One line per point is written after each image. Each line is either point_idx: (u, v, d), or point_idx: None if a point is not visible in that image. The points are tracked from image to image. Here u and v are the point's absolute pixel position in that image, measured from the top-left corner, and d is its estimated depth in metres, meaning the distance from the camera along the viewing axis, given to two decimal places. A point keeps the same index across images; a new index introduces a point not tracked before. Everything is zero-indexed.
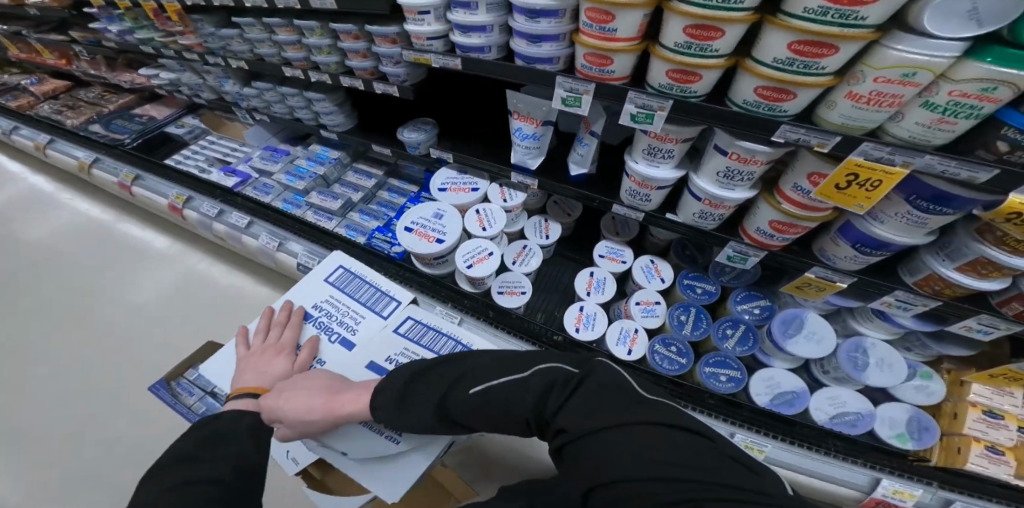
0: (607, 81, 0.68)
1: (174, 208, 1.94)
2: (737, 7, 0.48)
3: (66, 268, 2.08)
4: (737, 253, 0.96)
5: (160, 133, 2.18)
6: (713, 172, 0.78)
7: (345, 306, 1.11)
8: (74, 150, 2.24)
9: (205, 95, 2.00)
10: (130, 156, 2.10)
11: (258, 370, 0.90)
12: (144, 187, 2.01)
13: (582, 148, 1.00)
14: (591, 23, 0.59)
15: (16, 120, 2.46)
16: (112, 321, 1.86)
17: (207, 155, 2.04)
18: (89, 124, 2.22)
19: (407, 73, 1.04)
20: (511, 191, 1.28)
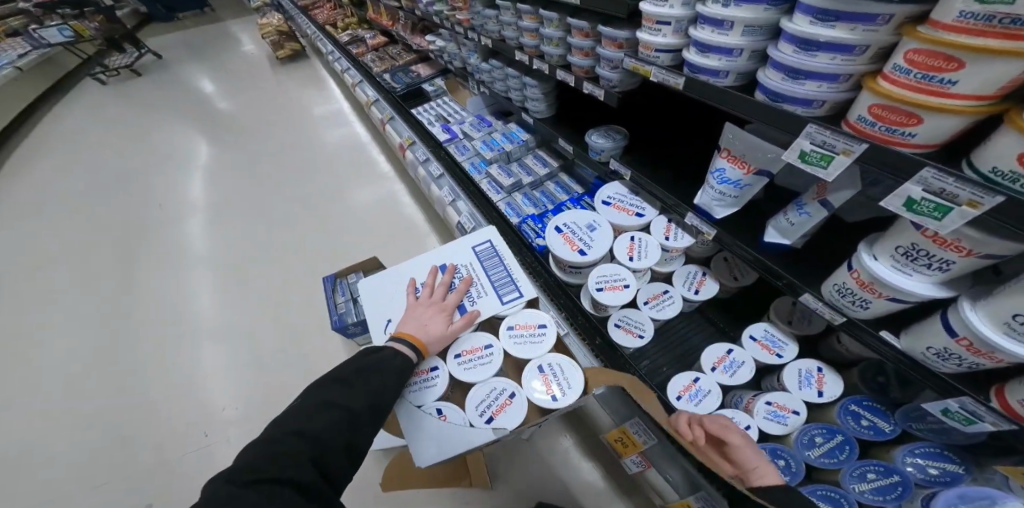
0: (890, 144, 0.50)
1: (400, 147, 2.35)
2: None
3: (311, 165, 2.76)
4: (961, 411, 0.63)
5: (416, 88, 2.69)
6: (1002, 312, 0.49)
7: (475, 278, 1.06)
8: (369, 90, 2.87)
9: (455, 63, 2.33)
10: (394, 100, 2.65)
11: (419, 323, 0.91)
12: (394, 126, 2.48)
13: (798, 217, 0.79)
14: (910, 68, 0.44)
15: (343, 54, 3.34)
16: (318, 212, 2.40)
17: (436, 113, 2.40)
18: (383, 73, 2.84)
19: (619, 79, 0.99)
20: (677, 230, 1.14)
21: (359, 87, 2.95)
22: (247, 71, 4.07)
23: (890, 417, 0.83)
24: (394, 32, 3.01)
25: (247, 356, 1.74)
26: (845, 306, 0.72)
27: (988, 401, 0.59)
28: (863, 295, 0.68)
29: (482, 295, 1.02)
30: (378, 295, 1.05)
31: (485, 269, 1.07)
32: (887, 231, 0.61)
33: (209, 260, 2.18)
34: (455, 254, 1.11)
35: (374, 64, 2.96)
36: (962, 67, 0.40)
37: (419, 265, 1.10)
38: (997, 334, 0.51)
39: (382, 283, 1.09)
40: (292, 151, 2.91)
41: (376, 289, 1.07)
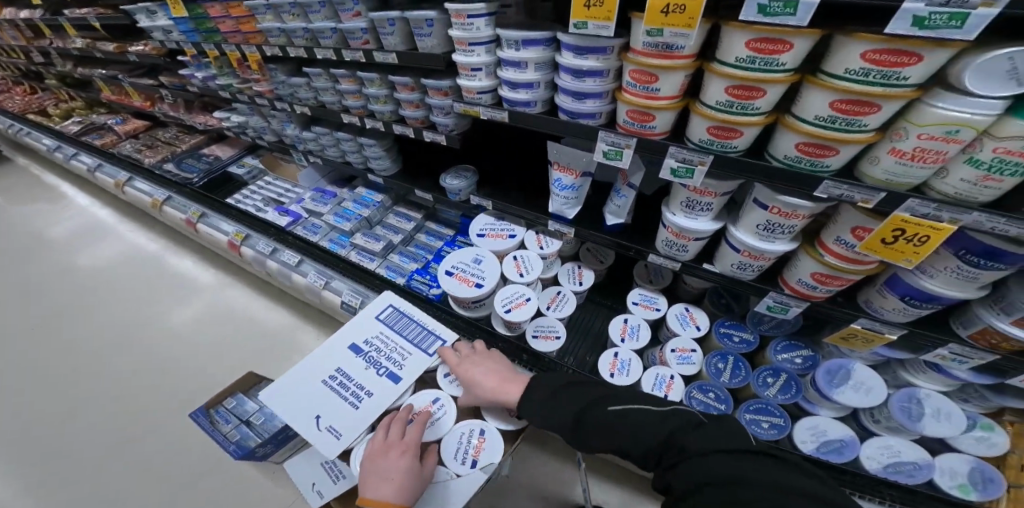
0: (647, 136, 0.70)
1: (232, 245, 2.11)
2: (779, 68, 0.49)
3: (115, 293, 2.24)
4: (777, 303, 0.84)
5: (222, 174, 2.42)
6: (752, 224, 0.71)
7: (394, 343, 1.04)
8: (151, 189, 2.50)
9: (267, 137, 2.17)
10: (196, 195, 2.34)
11: (387, 474, 0.75)
12: (208, 225, 2.21)
13: (619, 199, 1.00)
14: (634, 83, 0.63)
15: (99, 157, 2.75)
16: (154, 345, 1.97)
17: (263, 196, 2.22)
18: (164, 164, 2.48)
19: (455, 123, 1.12)
20: (547, 238, 1.30)
21: (130, 186, 2.52)
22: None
23: (746, 327, 1.08)
24: (157, 113, 2.75)
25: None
26: (676, 254, 0.94)
27: (782, 289, 0.82)
28: (682, 243, 0.89)
29: (407, 355, 1.01)
30: (289, 399, 0.95)
31: (400, 332, 1.06)
32: (671, 193, 0.81)
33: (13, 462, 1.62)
34: (361, 327, 1.06)
35: (142, 153, 2.61)
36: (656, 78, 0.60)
37: (327, 351, 1.02)
38: (756, 240, 0.72)
39: (287, 385, 0.97)
40: (83, 285, 2.31)
41: (283, 396, 0.95)
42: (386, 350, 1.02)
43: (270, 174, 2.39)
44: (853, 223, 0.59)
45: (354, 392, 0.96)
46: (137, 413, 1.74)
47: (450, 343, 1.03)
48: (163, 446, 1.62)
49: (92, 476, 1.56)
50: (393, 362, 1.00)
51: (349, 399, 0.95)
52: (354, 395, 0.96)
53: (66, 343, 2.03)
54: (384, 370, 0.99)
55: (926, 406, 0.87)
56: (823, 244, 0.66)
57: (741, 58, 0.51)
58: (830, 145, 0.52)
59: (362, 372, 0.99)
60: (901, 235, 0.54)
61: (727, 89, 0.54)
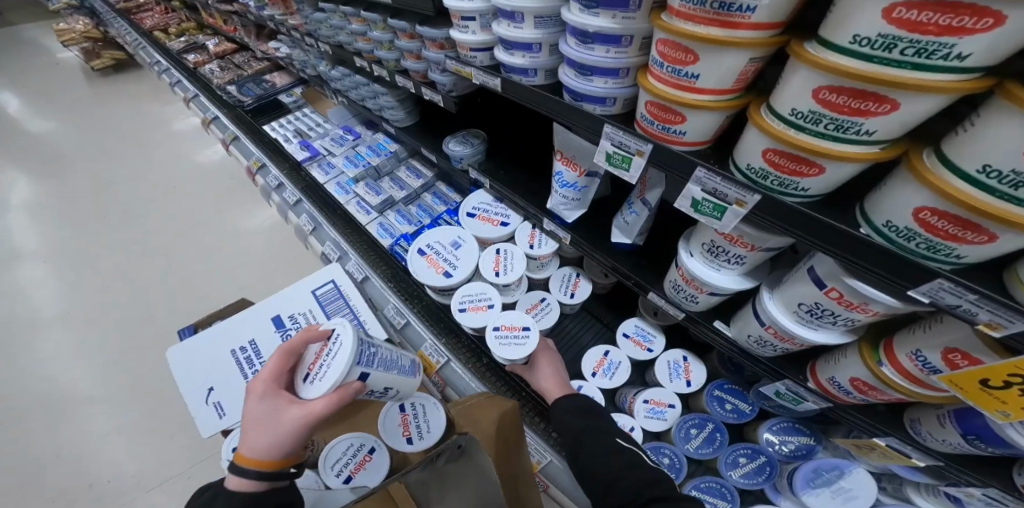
0: (670, 144, 0.48)
1: (252, 172, 2.05)
2: (941, 65, 0.25)
3: (128, 193, 2.25)
4: (789, 393, 0.67)
5: (271, 100, 2.33)
6: (792, 300, 0.50)
7: None
8: (208, 106, 2.46)
9: (308, 71, 2.06)
10: (244, 118, 2.27)
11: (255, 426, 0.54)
12: (239, 148, 2.13)
13: (630, 215, 0.78)
14: (662, 62, 0.40)
15: (185, 73, 2.73)
16: (145, 250, 1.96)
17: (294, 128, 2.10)
18: (226, 85, 2.40)
19: (452, 83, 0.90)
20: (542, 236, 1.11)
21: (195, 101, 2.53)
22: (36, 86, 3.24)
23: (746, 396, 0.89)
24: (237, 37, 2.64)
25: (69, 446, 1.38)
26: (682, 302, 0.73)
27: (805, 380, 0.63)
28: (690, 292, 0.68)
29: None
30: (184, 359, 0.86)
31: (329, 317, 0.95)
32: (696, 228, 0.60)
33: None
34: (290, 301, 0.96)
35: (214, 74, 2.52)
36: (698, 59, 0.37)
37: (242, 319, 0.91)
38: (790, 320, 0.52)
39: (188, 345, 0.88)
40: (105, 180, 2.34)
41: (182, 356, 0.86)
42: None
43: (309, 107, 2.27)
44: (952, 344, 0.38)
45: (256, 372, 0.87)
46: (109, 313, 1.73)
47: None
48: (120, 355, 1.59)
49: (49, 368, 1.57)
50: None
51: (248, 377, 0.86)
52: (255, 375, 0.87)
53: (77, 229, 2.07)
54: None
55: None
56: (892, 352, 0.46)
57: (869, 38, 0.26)
58: (980, 225, 0.28)
59: (273, 351, 0.89)
60: (1018, 386, 0.34)
61: (819, 90, 0.30)
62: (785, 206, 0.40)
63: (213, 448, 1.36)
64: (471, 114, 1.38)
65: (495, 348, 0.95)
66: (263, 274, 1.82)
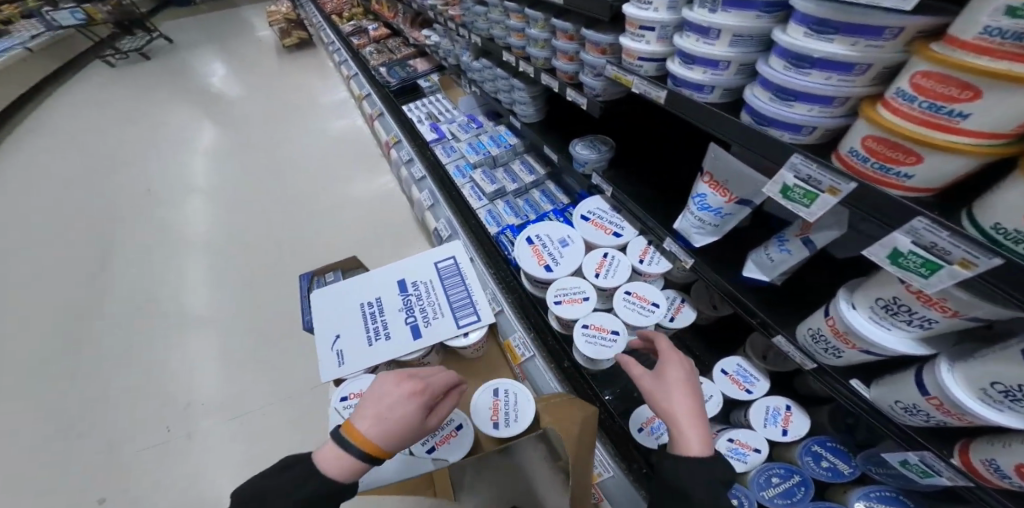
0: (883, 186, 0.43)
1: (387, 145, 2.31)
2: None
3: (287, 150, 2.70)
4: (920, 464, 0.60)
5: (412, 83, 2.60)
6: (981, 378, 0.44)
7: (435, 299, 1.05)
8: (363, 83, 2.79)
9: (450, 60, 2.24)
10: (388, 97, 2.56)
11: (384, 411, 0.63)
12: (383, 124, 2.41)
13: (778, 253, 0.73)
14: (914, 95, 0.36)
15: (351, 54, 3.16)
16: (292, 198, 2.34)
17: (427, 110, 2.30)
18: (378, 66, 2.75)
19: (603, 88, 0.92)
20: (656, 254, 1.11)
21: (353, 79, 2.92)
22: (240, 56, 4.04)
23: (852, 459, 0.80)
24: (394, 24, 2.96)
25: (206, 348, 1.68)
26: (818, 353, 0.68)
27: (949, 456, 0.55)
28: (836, 344, 0.63)
29: (439, 316, 1.02)
30: (325, 304, 1.05)
31: (445, 288, 1.07)
32: (870, 281, 0.55)
33: (173, 244, 2.13)
34: (415, 269, 1.11)
35: (372, 56, 2.89)
36: (978, 96, 0.32)
37: (378, 279, 1.10)
38: (973, 400, 0.46)
39: (332, 291, 1.08)
40: (273, 136, 2.83)
41: (325, 300, 1.06)
42: (425, 302, 1.04)
43: (442, 93, 2.46)
44: None
45: (377, 328, 1.01)
46: (255, 245, 2.09)
47: (481, 324, 1.00)
48: (256, 282, 1.92)
49: (205, 278, 1.95)
50: (423, 316, 1.02)
51: (370, 331, 1.00)
52: (376, 330, 1.01)
53: (249, 174, 2.53)
54: (412, 319, 1.01)
55: None
56: None
57: None
58: None
59: (395, 312, 1.03)
60: None
61: None
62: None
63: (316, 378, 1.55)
64: (612, 119, 1.38)
65: (582, 344, 1.01)
66: (380, 239, 2.05)
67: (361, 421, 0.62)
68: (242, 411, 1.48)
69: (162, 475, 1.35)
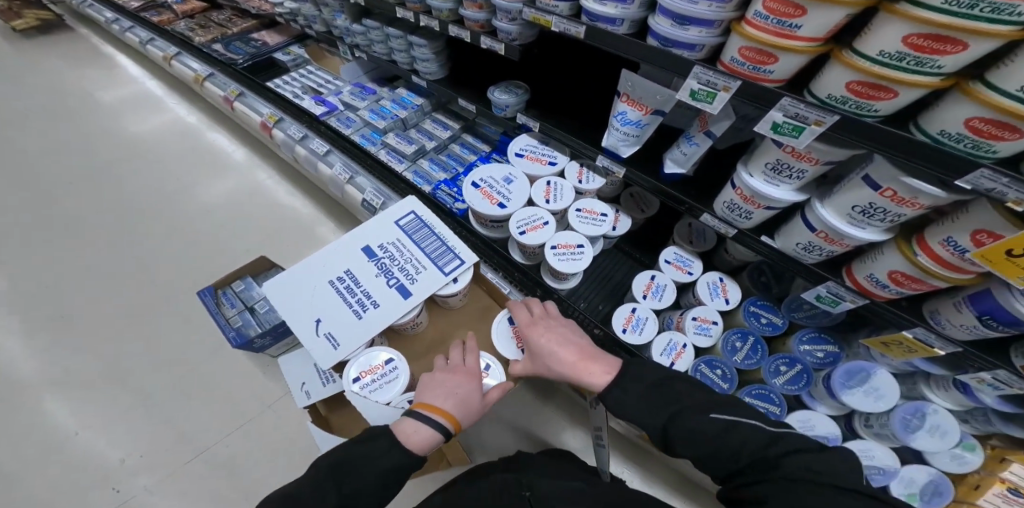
0: (758, 81, 0.58)
1: (264, 126, 2.04)
2: (1003, 18, 0.36)
3: (142, 164, 2.27)
4: (830, 295, 0.89)
5: (266, 58, 2.29)
6: (846, 205, 0.67)
7: (411, 254, 1.11)
8: (194, 64, 2.40)
9: (316, 26, 2.05)
10: (239, 76, 2.23)
11: (448, 391, 0.86)
12: (246, 104, 2.12)
13: (688, 147, 0.92)
14: (768, 15, 0.50)
15: (154, 32, 2.63)
16: (179, 218, 2.05)
17: (302, 84, 2.11)
18: (210, 44, 2.36)
19: (519, 32, 0.97)
20: (590, 173, 1.27)
21: (178, 60, 2.46)
22: None
23: (777, 311, 1.14)
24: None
25: (151, 403, 1.53)
26: (733, 218, 0.91)
27: (844, 281, 0.84)
28: (746, 208, 0.85)
29: (421, 269, 1.08)
30: (293, 293, 1.06)
31: (417, 243, 1.12)
32: (760, 151, 0.75)
33: (38, 309, 1.76)
34: (379, 233, 1.14)
35: (196, 32, 2.46)
36: (806, 13, 0.47)
37: (342, 253, 1.11)
38: (841, 222, 0.69)
39: (298, 278, 1.08)
40: (112, 151, 2.33)
41: (294, 289, 1.06)
42: (401, 260, 1.10)
43: (315, 64, 2.26)
44: (980, 227, 0.56)
45: (360, 300, 1.05)
46: (155, 282, 1.83)
47: (465, 264, 1.08)
48: (177, 321, 1.73)
49: (106, 333, 1.69)
50: (405, 275, 1.07)
51: (354, 305, 1.05)
52: (360, 303, 1.05)
53: (103, 204, 2.11)
54: (395, 281, 1.06)
55: (925, 422, 0.99)
56: (924, 243, 0.66)
57: None
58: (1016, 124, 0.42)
59: (374, 279, 1.07)
60: None
61: (909, 37, 0.42)
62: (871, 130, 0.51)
63: (278, 392, 1.56)
64: (523, 61, 1.43)
65: (555, 263, 1.14)
66: (303, 241, 1.96)
67: (439, 400, 0.84)
68: (206, 445, 1.46)
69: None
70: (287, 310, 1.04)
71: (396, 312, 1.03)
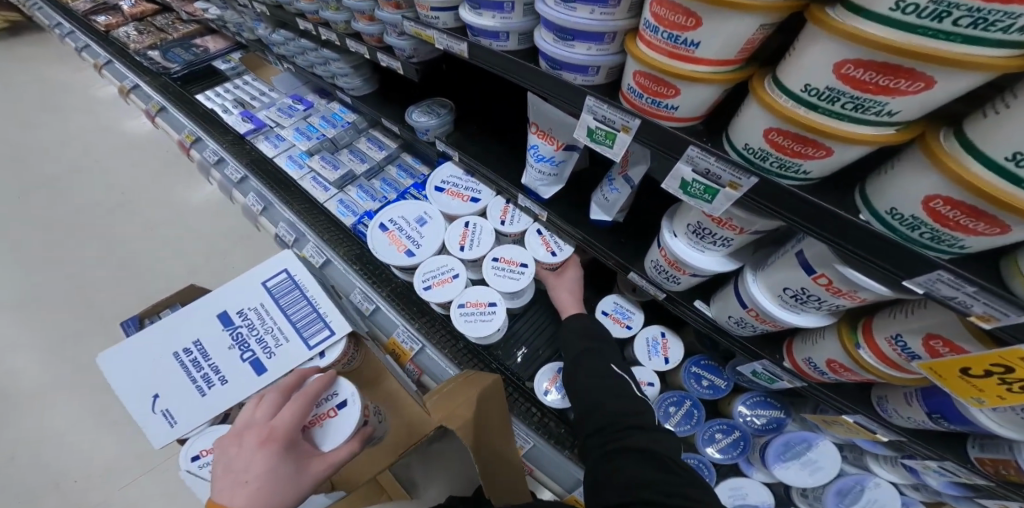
0: (659, 119, 0.44)
1: (184, 146, 1.84)
2: (992, 37, 0.22)
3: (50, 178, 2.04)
4: (767, 371, 0.75)
5: (206, 66, 2.07)
6: (778, 285, 0.53)
7: (273, 322, 0.87)
8: (121, 70, 2.14)
9: (245, 34, 1.88)
10: (170, 86, 1.99)
11: (234, 478, 0.53)
12: (165, 119, 1.90)
13: (611, 193, 0.77)
14: (660, 26, 0.35)
15: (89, 36, 2.33)
16: None
17: (233, 96, 1.88)
18: (146, 50, 2.08)
19: (412, 48, 0.84)
20: (515, 212, 1.10)
21: (107, 68, 2.21)
22: None
23: (721, 371, 0.97)
24: None
25: None
26: (661, 280, 0.76)
27: (782, 360, 0.70)
28: (673, 272, 0.71)
29: (282, 342, 0.86)
30: (124, 362, 0.80)
31: (282, 309, 0.89)
32: (682, 208, 0.61)
33: None
34: (240, 293, 0.90)
35: (131, 38, 2.17)
36: (700, 24, 0.32)
37: (191, 315, 0.85)
38: (773, 303, 0.56)
39: (138, 341, 0.83)
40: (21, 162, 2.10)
41: (120, 361, 0.81)
42: (260, 329, 0.86)
43: (252, 73, 2.05)
44: (933, 330, 0.42)
45: (207, 375, 0.82)
46: None
47: (338, 337, 0.87)
48: None
49: None
50: (263, 347, 0.85)
51: (198, 381, 0.81)
52: (206, 378, 0.82)
53: (36, 225, 2.00)
54: (249, 355, 0.84)
55: (862, 495, 0.84)
56: (870, 337, 0.51)
57: (917, 5, 0.22)
58: (995, 215, 0.27)
59: (223, 351, 0.83)
60: (997, 376, 0.38)
61: (842, 65, 0.27)
62: (804, 204, 0.38)
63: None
64: (454, 78, 1.28)
65: (462, 326, 0.99)
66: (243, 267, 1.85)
67: (221, 493, 0.52)
68: None
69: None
70: (118, 383, 0.79)
71: (247, 393, 0.81)
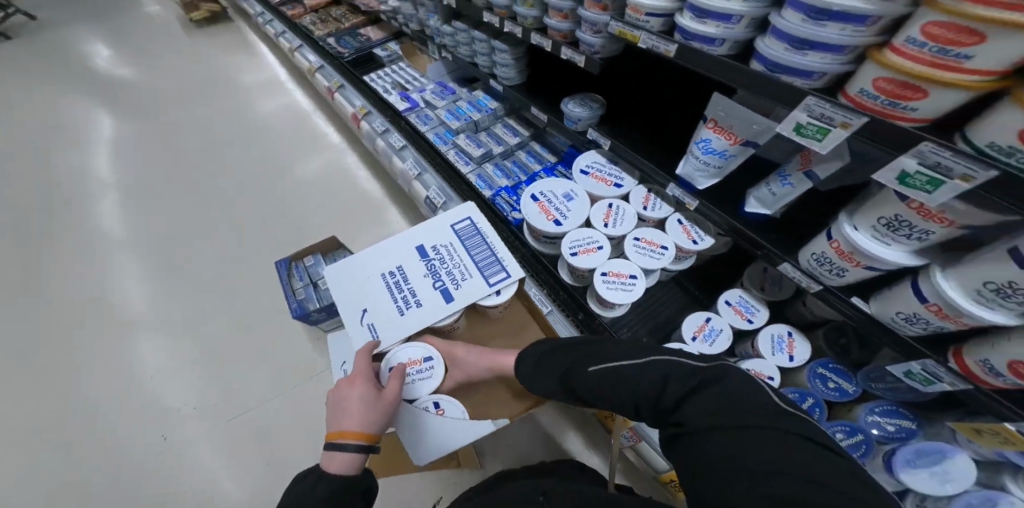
0: (893, 119, 0.50)
1: (355, 118, 2.17)
2: None
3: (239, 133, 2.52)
4: (924, 372, 0.74)
5: (367, 53, 2.43)
6: (979, 279, 0.55)
7: (458, 260, 1.08)
8: (302, 52, 2.63)
9: (411, 25, 2.16)
10: (343, 68, 2.39)
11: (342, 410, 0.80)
12: (343, 96, 2.27)
13: (780, 187, 0.82)
14: (926, 41, 0.42)
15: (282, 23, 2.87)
16: (261, 184, 2.24)
17: (392, 80, 2.20)
18: (326, 36, 2.55)
19: (602, 45, 0.96)
20: (657, 200, 1.19)
21: (296, 51, 2.68)
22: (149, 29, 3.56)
23: (851, 377, 0.98)
24: None
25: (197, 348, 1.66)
26: (822, 274, 0.79)
27: (946, 361, 0.69)
28: (841, 264, 0.74)
29: (468, 277, 1.05)
30: (347, 278, 1.07)
31: (467, 249, 1.09)
32: (869, 204, 0.65)
33: (134, 247, 2.00)
34: (434, 234, 1.12)
35: (314, 25, 2.66)
36: (981, 41, 0.38)
37: (396, 249, 1.11)
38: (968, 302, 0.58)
39: (357, 264, 1.09)
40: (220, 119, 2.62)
41: (346, 277, 1.07)
42: (448, 265, 1.07)
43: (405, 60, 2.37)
44: None
45: (405, 297, 1.05)
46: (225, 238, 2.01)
47: (512, 279, 1.04)
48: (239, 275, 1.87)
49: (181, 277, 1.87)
50: (451, 279, 1.05)
51: (399, 301, 1.04)
52: (404, 300, 1.04)
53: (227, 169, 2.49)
54: (440, 284, 1.05)
55: None
56: None
57: None
58: None
59: (419, 277, 1.06)
60: None
61: None
62: None
63: (319, 366, 1.59)
64: (603, 75, 1.40)
65: (607, 291, 1.09)
66: (365, 225, 2.03)
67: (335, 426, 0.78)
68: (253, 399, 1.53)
69: (184, 488, 1.37)
70: (342, 294, 1.05)
71: (436, 314, 1.01)
